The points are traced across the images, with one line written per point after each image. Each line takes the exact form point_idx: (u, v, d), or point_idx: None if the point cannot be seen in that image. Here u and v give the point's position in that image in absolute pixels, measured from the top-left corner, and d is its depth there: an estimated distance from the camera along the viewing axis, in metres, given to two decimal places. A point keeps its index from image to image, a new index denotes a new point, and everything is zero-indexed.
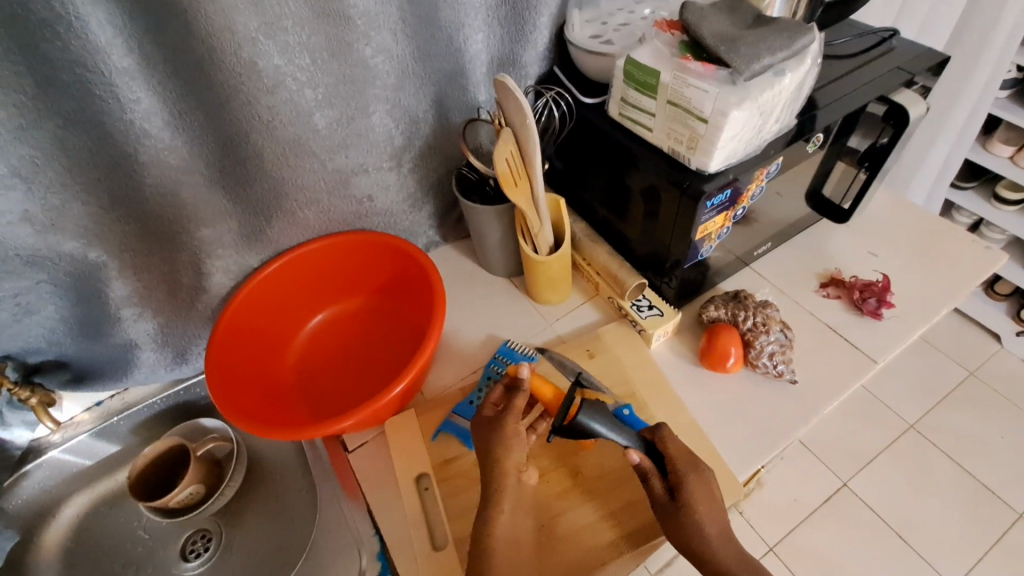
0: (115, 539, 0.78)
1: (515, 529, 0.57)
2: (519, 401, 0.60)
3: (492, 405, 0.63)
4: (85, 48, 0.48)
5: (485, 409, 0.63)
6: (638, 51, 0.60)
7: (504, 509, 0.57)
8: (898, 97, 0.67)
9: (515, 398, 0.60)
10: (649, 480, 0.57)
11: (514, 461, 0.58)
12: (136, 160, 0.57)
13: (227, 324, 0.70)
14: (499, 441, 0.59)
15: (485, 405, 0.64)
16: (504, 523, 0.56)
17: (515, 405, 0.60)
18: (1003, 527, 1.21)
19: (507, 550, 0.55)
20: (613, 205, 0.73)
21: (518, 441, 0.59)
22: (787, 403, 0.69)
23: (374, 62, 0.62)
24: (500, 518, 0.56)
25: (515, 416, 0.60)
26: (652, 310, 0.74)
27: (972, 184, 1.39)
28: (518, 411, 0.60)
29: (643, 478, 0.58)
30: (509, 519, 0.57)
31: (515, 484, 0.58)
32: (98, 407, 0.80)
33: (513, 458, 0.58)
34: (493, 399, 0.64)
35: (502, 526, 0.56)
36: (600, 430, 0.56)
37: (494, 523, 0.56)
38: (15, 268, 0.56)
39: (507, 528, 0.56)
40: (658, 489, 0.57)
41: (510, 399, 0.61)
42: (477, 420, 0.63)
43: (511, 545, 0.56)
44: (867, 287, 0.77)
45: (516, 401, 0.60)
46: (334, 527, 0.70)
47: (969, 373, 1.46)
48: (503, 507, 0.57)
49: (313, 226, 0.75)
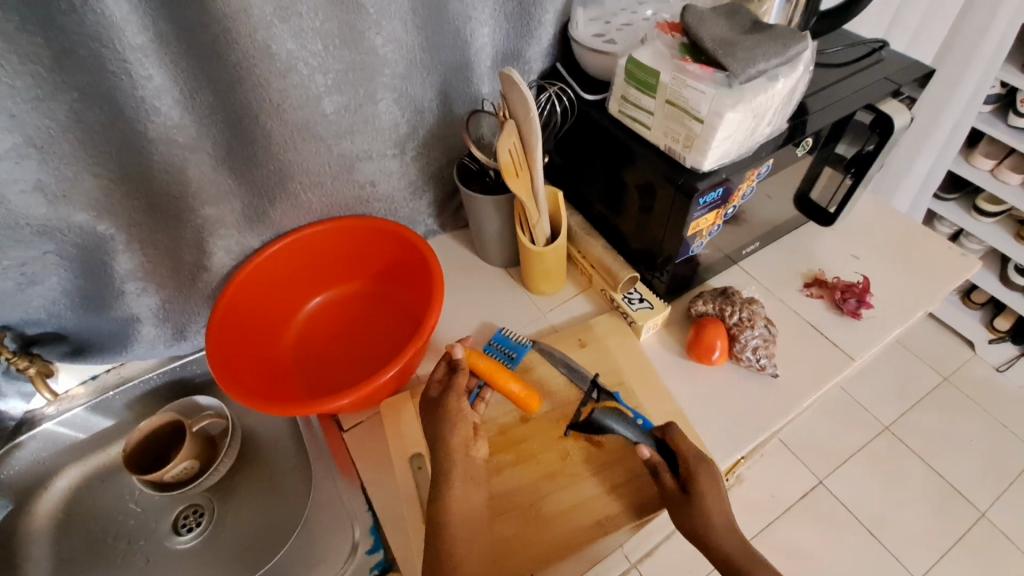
0: (108, 513, 0.79)
1: (472, 503, 0.59)
2: (460, 381, 0.63)
3: (437, 382, 0.65)
4: (102, 22, 0.49)
5: (430, 388, 0.64)
6: (640, 52, 0.62)
7: (455, 485, 0.58)
8: (884, 106, 0.70)
9: (455, 378, 0.63)
10: (661, 474, 0.60)
11: (458, 439, 0.60)
12: (145, 136, 0.58)
13: (228, 301, 0.72)
14: (440, 420, 0.61)
15: (429, 384, 0.65)
16: (458, 498, 0.58)
17: (457, 384, 0.63)
18: (968, 524, 1.28)
19: (466, 524, 0.58)
20: (610, 200, 0.76)
21: (461, 419, 0.61)
22: (769, 396, 0.72)
23: (384, 51, 0.64)
24: (453, 494, 0.58)
25: (457, 396, 0.62)
26: (643, 303, 0.77)
27: (953, 195, 1.44)
28: (460, 390, 0.62)
29: (654, 471, 0.61)
30: (463, 493, 0.59)
31: (463, 459, 0.60)
32: (94, 380, 0.81)
33: (458, 438, 0.60)
34: (437, 376, 0.65)
35: (456, 500, 0.58)
36: (615, 428, 0.61)
37: (448, 497, 0.58)
38: (24, 238, 0.58)
39: (461, 501, 0.58)
40: (668, 482, 0.60)
41: (452, 380, 0.63)
42: (423, 399, 0.64)
43: (469, 518, 0.58)
44: (847, 289, 0.80)
45: (457, 381, 0.63)
46: (329, 502, 0.72)
47: (942, 378, 1.52)
48: (455, 483, 0.59)
49: (315, 210, 0.76)
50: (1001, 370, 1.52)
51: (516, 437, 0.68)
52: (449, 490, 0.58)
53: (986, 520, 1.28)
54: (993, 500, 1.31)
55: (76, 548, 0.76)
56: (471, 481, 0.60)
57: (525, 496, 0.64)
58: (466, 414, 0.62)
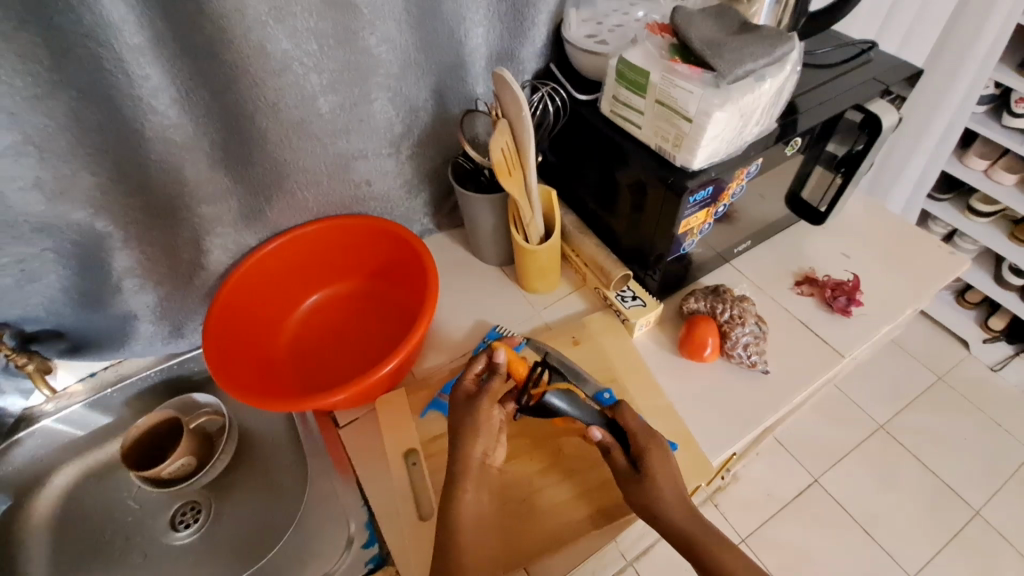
0: (105, 509, 0.79)
1: (481, 509, 0.57)
2: (496, 386, 0.60)
3: (472, 378, 0.62)
4: (99, 22, 0.49)
5: (464, 383, 0.62)
6: (630, 52, 0.63)
7: (468, 491, 0.57)
8: (872, 106, 0.71)
9: (494, 382, 0.60)
10: (611, 452, 0.59)
11: (481, 447, 0.58)
12: (142, 135, 0.58)
13: (224, 298, 0.72)
14: (469, 422, 0.59)
15: (464, 379, 0.62)
16: (470, 506, 0.56)
17: (494, 389, 0.60)
18: (962, 523, 1.28)
19: (473, 528, 0.56)
20: (603, 199, 0.77)
21: (488, 424, 0.59)
22: (759, 393, 0.73)
23: (378, 51, 0.65)
24: (465, 500, 0.56)
25: (491, 402, 0.59)
26: (635, 301, 0.77)
27: (947, 195, 1.45)
28: (495, 395, 0.60)
29: (606, 453, 0.60)
30: (474, 500, 0.57)
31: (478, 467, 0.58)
32: (92, 378, 0.82)
33: (482, 444, 0.58)
34: (472, 371, 0.62)
35: (467, 506, 0.56)
36: (561, 406, 0.60)
37: (460, 503, 0.56)
38: (24, 235, 0.58)
39: (473, 508, 0.56)
40: (619, 462, 0.59)
41: (488, 381, 0.60)
42: (454, 392, 0.61)
43: (479, 524, 0.57)
44: (838, 287, 0.81)
45: (495, 385, 0.60)
46: (324, 498, 0.73)
47: (937, 377, 1.52)
48: (467, 488, 0.57)
49: (311, 209, 0.77)
50: (995, 369, 1.53)
51: (508, 433, 0.69)
52: (461, 495, 0.56)
53: (981, 519, 1.29)
54: (987, 499, 1.32)
55: (74, 544, 0.77)
56: (483, 488, 0.58)
57: (516, 492, 0.64)
58: (494, 420, 0.60)
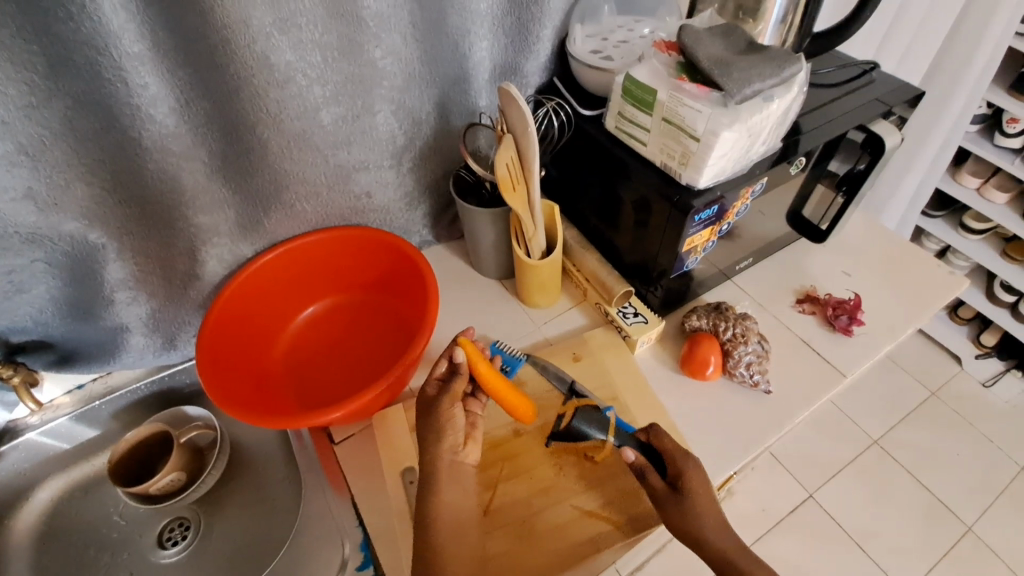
0: (89, 526, 0.77)
1: (462, 508, 0.58)
2: (456, 386, 0.61)
3: (437, 381, 0.62)
4: (98, 31, 0.48)
5: (428, 385, 0.62)
6: (637, 69, 0.63)
7: (442, 490, 0.57)
8: (875, 126, 0.71)
9: (452, 382, 0.61)
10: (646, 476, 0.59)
11: (446, 443, 0.59)
12: (139, 145, 0.57)
13: (219, 311, 0.71)
14: (432, 424, 0.59)
15: (428, 381, 0.63)
16: (449, 504, 0.57)
17: (453, 390, 0.61)
18: (954, 539, 1.28)
19: (456, 529, 0.57)
20: (606, 215, 0.76)
21: (451, 423, 0.59)
22: (761, 411, 0.72)
23: (383, 63, 0.64)
24: (441, 497, 0.57)
25: (449, 400, 0.60)
26: (637, 318, 0.76)
27: (941, 213, 1.46)
28: (454, 396, 0.60)
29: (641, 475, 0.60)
30: (456, 499, 0.58)
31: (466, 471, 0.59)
32: (80, 390, 0.79)
33: (446, 441, 0.59)
34: (436, 373, 0.63)
35: (444, 506, 0.57)
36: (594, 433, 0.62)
37: (452, 509, 0.57)
38: (13, 246, 0.57)
39: (451, 508, 0.57)
40: (655, 484, 0.59)
41: (450, 382, 0.61)
42: (419, 396, 0.63)
43: (458, 524, 0.57)
44: (839, 305, 0.80)
45: (454, 386, 0.61)
46: (318, 518, 0.71)
47: (930, 393, 1.53)
48: (442, 486, 0.57)
49: (310, 219, 0.76)
50: (987, 385, 1.54)
51: (508, 452, 0.67)
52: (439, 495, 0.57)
53: (974, 534, 1.29)
54: (979, 515, 1.31)
55: (56, 561, 0.74)
56: (461, 487, 0.59)
57: (517, 511, 0.63)
58: (458, 420, 0.60)
